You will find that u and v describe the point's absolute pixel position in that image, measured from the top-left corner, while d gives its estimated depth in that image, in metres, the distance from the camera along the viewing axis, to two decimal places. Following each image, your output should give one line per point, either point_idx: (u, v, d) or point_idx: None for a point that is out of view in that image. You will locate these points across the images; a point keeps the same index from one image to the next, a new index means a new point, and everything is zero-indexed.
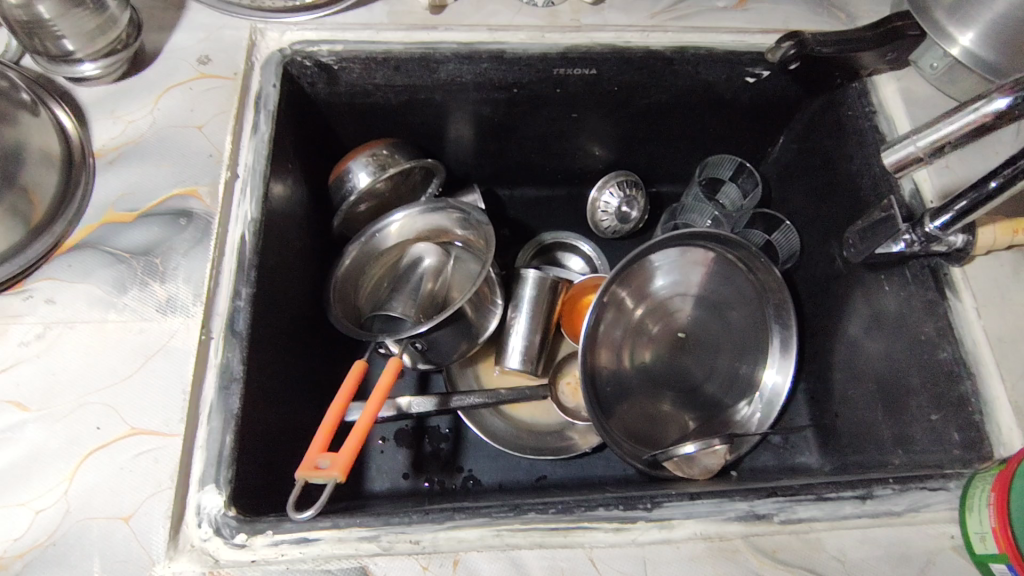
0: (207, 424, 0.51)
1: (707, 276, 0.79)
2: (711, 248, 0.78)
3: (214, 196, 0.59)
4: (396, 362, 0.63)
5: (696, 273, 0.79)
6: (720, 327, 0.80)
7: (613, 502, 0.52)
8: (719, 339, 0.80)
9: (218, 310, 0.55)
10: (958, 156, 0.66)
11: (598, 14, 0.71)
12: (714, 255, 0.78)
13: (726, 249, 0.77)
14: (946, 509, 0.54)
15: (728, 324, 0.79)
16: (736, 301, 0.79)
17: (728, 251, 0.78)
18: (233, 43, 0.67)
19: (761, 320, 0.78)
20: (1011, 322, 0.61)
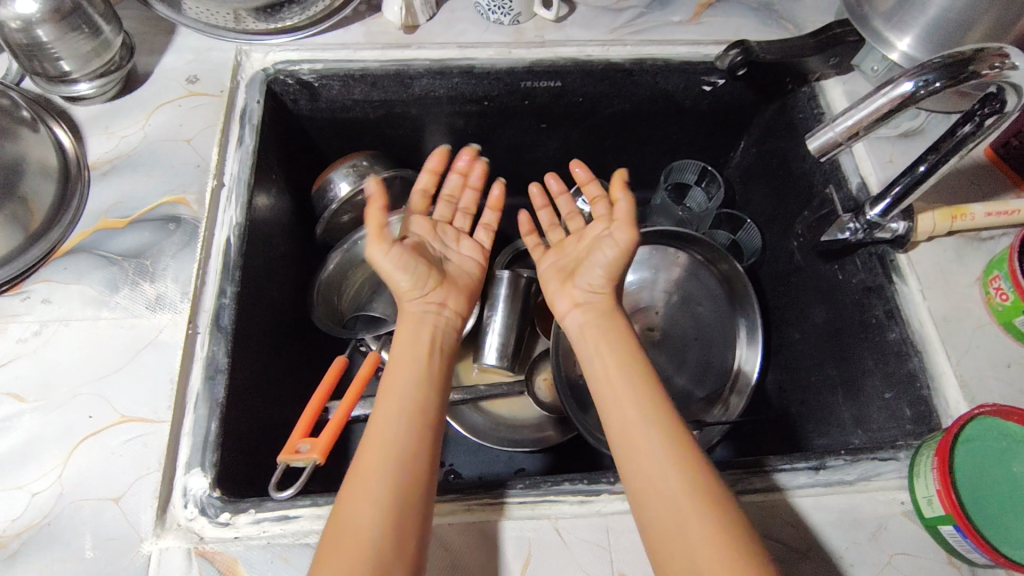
0: (193, 412, 0.55)
1: (678, 277, 0.84)
2: (681, 251, 0.84)
3: (201, 203, 0.64)
4: (375, 356, 0.67)
5: (670, 271, 0.84)
6: (692, 325, 0.83)
7: (577, 477, 0.55)
8: (690, 336, 0.83)
9: (205, 306, 0.59)
10: (901, 151, 0.71)
11: (561, 31, 0.76)
12: (683, 259, 0.84)
13: (693, 250, 0.83)
14: (895, 477, 0.57)
15: (699, 320, 0.83)
16: (703, 296, 0.83)
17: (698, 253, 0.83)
18: (219, 63, 0.72)
19: (729, 314, 0.82)
20: (953, 303, 0.64)
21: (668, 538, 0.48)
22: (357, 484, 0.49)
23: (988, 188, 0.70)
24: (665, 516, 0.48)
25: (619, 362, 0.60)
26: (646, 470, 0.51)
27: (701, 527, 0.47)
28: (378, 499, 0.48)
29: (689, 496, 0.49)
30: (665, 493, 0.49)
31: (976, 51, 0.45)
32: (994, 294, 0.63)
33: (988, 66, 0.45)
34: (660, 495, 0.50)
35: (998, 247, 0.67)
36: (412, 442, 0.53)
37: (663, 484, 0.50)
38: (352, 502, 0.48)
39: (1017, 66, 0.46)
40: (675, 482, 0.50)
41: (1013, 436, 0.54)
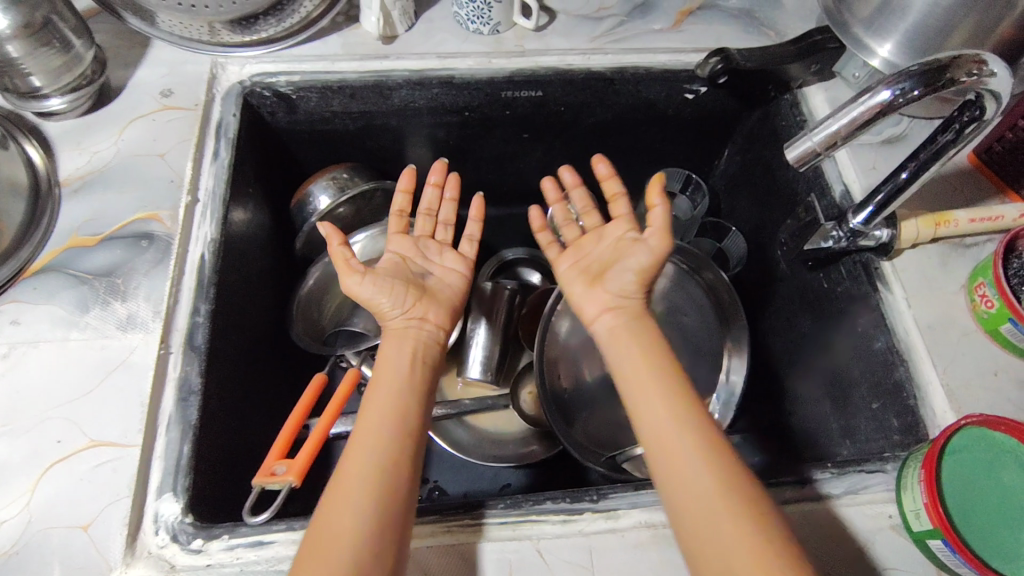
0: (165, 435, 0.53)
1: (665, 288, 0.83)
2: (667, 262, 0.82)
3: (174, 219, 0.62)
4: (353, 374, 0.65)
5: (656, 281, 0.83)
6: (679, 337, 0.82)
7: (559, 496, 0.54)
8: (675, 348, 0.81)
9: (177, 325, 0.58)
10: (883, 157, 0.70)
11: (540, 40, 0.75)
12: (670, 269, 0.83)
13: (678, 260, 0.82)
14: (883, 490, 0.57)
15: (685, 330, 0.81)
16: (689, 306, 0.82)
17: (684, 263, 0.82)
18: (195, 76, 0.71)
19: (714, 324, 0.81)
20: (939, 311, 0.64)
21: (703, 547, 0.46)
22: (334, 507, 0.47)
23: (971, 194, 0.70)
24: (705, 527, 0.46)
25: (657, 360, 0.56)
26: (680, 479, 0.49)
27: (742, 544, 0.44)
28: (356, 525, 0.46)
29: (730, 505, 0.46)
30: (699, 502, 0.47)
31: (952, 58, 0.44)
32: (979, 301, 0.62)
33: (965, 73, 0.45)
34: (693, 505, 0.47)
35: (983, 254, 0.67)
36: (391, 463, 0.50)
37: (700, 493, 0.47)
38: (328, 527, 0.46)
39: (995, 72, 0.45)
40: (707, 479, 0.48)
41: (1003, 448, 0.53)
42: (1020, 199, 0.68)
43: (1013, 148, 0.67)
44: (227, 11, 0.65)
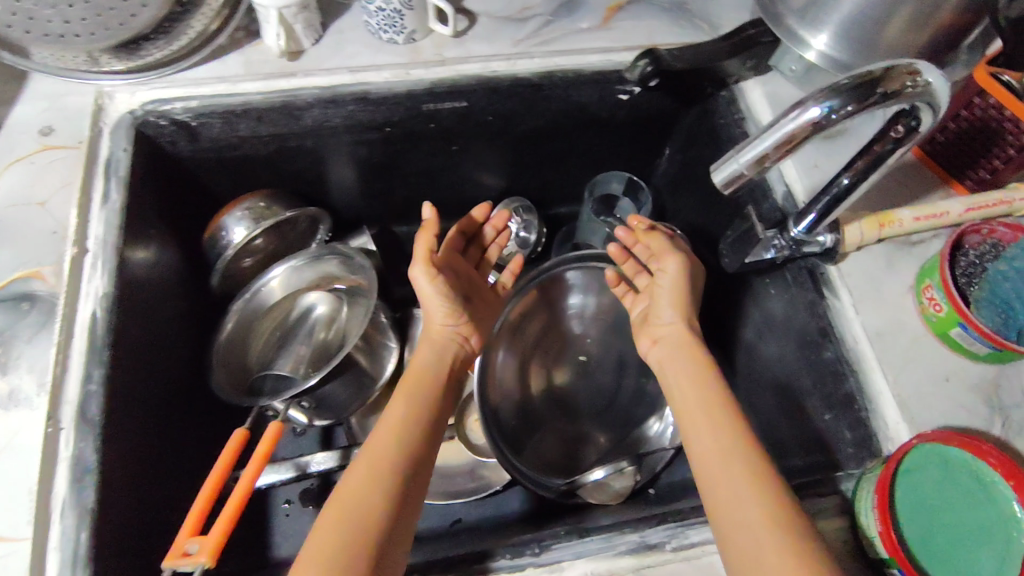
0: (60, 524, 0.48)
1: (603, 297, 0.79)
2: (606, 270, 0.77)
3: (59, 275, 0.56)
4: (276, 424, 0.60)
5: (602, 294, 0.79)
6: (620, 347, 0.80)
7: (500, 551, 0.50)
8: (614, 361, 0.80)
9: (68, 397, 0.52)
10: (826, 155, 0.67)
11: (461, 46, 0.70)
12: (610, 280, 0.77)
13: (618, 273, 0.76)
14: (836, 515, 0.55)
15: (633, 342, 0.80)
16: None
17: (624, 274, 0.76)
18: (78, 110, 0.64)
19: None
20: (887, 316, 0.61)
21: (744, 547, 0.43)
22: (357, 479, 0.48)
23: (916, 187, 0.67)
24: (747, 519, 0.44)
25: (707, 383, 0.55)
26: (724, 483, 0.47)
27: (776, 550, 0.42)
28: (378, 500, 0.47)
29: (767, 507, 0.44)
30: (735, 502, 0.46)
31: (886, 69, 0.41)
32: (927, 304, 0.60)
33: (899, 85, 0.41)
34: (731, 504, 0.46)
35: (930, 251, 0.64)
36: (415, 461, 0.52)
37: (739, 493, 0.46)
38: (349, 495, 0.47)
39: (930, 83, 0.42)
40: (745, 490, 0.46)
41: (956, 463, 0.51)
42: (966, 190, 0.65)
43: (956, 139, 0.64)
44: (101, 38, 0.59)
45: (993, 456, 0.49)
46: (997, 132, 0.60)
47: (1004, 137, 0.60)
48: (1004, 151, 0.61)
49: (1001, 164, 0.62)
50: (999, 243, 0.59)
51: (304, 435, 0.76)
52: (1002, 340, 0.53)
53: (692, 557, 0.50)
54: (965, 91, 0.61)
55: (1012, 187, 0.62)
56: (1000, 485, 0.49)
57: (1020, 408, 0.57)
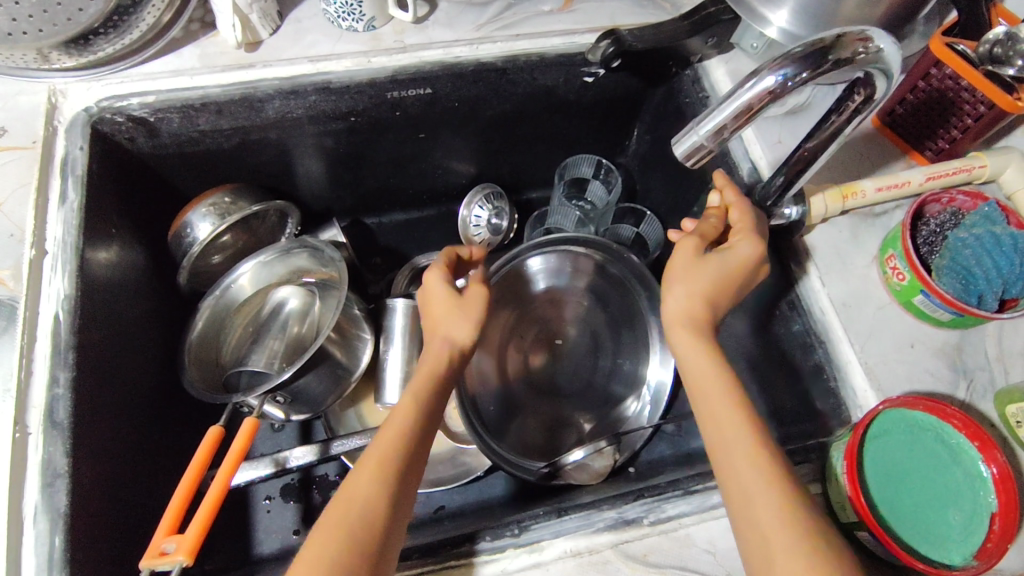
0: (33, 527, 0.48)
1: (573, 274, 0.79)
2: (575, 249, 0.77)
3: (18, 278, 0.55)
4: (252, 421, 0.59)
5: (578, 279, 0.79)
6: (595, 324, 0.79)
7: (479, 535, 0.51)
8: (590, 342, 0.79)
9: (34, 401, 0.51)
10: (789, 130, 0.68)
11: (422, 33, 0.69)
12: (580, 258, 0.78)
13: (586, 253, 0.77)
14: (808, 482, 0.56)
15: (613, 327, 0.79)
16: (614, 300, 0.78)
17: (592, 251, 0.77)
18: (30, 109, 0.62)
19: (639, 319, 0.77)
20: (853, 287, 0.62)
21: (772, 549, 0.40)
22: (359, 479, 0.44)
23: (878, 159, 0.68)
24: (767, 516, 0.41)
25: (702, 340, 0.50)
26: (742, 469, 0.43)
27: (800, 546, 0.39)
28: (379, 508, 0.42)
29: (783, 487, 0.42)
30: (749, 491, 0.42)
31: (837, 37, 0.41)
32: (891, 273, 0.61)
33: (851, 52, 0.42)
34: (751, 491, 0.42)
35: (893, 221, 0.65)
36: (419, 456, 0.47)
37: (758, 486, 0.42)
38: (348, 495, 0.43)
39: (882, 49, 0.42)
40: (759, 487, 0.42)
41: (921, 427, 0.53)
42: (926, 160, 0.67)
43: (915, 110, 0.65)
44: (49, 34, 0.57)
45: (957, 418, 0.51)
46: (954, 102, 0.61)
47: (961, 106, 0.61)
48: (961, 120, 0.62)
49: (959, 134, 0.63)
50: (958, 212, 0.61)
51: (282, 431, 0.76)
52: (962, 305, 0.54)
53: (669, 530, 0.51)
54: (921, 64, 0.61)
55: (972, 156, 0.63)
56: (965, 446, 0.51)
57: (982, 369, 0.59)
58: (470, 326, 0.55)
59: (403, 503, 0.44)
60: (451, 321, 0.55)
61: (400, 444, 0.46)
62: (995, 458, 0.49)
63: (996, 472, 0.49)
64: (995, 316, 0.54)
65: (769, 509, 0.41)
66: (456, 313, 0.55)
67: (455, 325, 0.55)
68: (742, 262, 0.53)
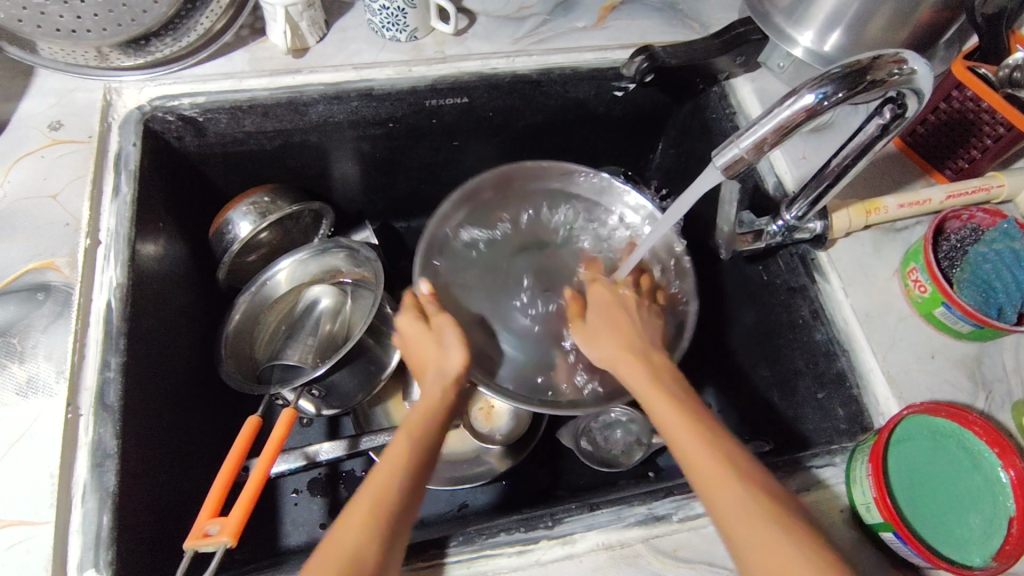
0: (81, 507, 0.49)
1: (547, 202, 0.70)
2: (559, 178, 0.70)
3: (73, 266, 0.57)
4: (289, 411, 0.61)
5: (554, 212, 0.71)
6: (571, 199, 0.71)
7: (514, 526, 0.52)
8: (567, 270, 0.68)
9: (86, 383, 0.53)
10: (814, 147, 0.70)
11: (461, 45, 0.72)
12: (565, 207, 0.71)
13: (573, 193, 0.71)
14: (832, 484, 0.57)
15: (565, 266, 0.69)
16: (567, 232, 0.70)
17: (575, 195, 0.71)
18: (86, 105, 0.65)
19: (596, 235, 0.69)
20: (875, 298, 0.64)
21: (761, 548, 0.41)
22: (354, 513, 0.45)
23: (899, 177, 0.70)
24: (752, 520, 0.42)
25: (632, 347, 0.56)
26: (695, 464, 0.46)
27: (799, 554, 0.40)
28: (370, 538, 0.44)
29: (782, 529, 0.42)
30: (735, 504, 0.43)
31: (872, 59, 0.42)
32: (913, 286, 0.63)
33: (886, 74, 0.43)
34: (720, 494, 0.44)
35: (913, 236, 0.68)
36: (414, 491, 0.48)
37: (703, 465, 0.46)
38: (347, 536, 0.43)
39: (915, 70, 0.43)
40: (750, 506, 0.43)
41: (945, 433, 0.55)
42: (945, 179, 0.69)
43: (936, 131, 0.67)
44: (112, 34, 0.60)
45: (978, 425, 0.53)
46: (974, 123, 0.64)
47: (981, 128, 0.64)
48: (981, 141, 0.64)
49: (978, 153, 0.65)
50: (978, 228, 0.63)
51: (311, 426, 0.78)
52: (983, 317, 0.56)
53: (698, 527, 0.53)
54: (943, 85, 0.64)
55: (990, 176, 0.65)
56: (986, 453, 0.53)
57: (1000, 381, 0.61)
58: (458, 351, 0.57)
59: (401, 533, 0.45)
60: (437, 353, 0.57)
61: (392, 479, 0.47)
62: (1014, 463, 0.51)
63: (1014, 477, 0.51)
64: (1015, 329, 0.56)
65: (733, 502, 0.44)
66: (442, 347, 0.57)
67: (444, 355, 0.57)
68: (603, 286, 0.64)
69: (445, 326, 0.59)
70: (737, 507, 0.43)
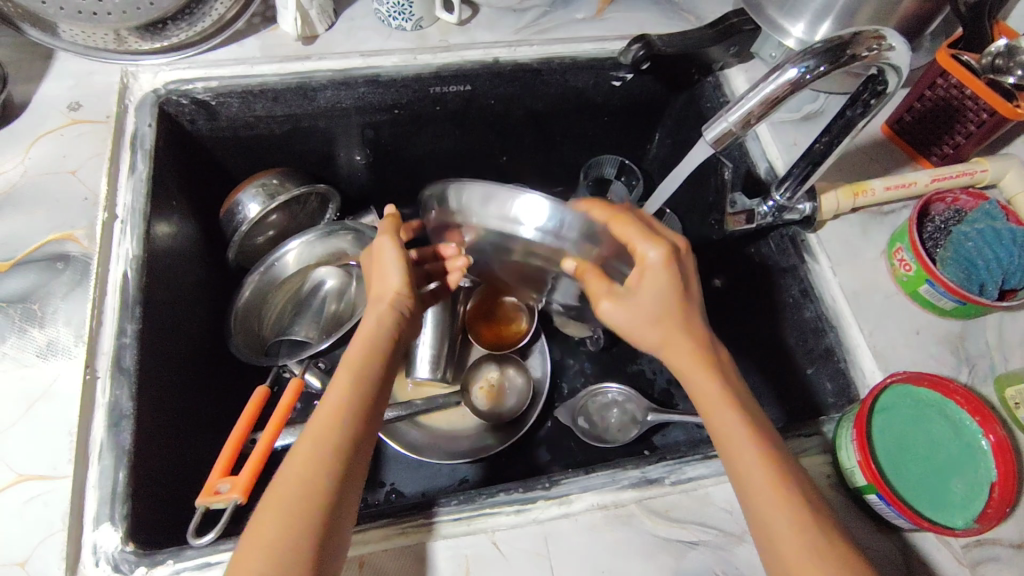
0: (98, 463, 0.51)
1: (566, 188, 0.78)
2: None
3: (91, 238, 0.60)
4: (297, 381, 0.63)
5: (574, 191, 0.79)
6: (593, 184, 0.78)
7: (513, 486, 0.54)
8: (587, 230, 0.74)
9: (104, 348, 0.55)
10: (804, 133, 0.73)
11: (464, 34, 0.75)
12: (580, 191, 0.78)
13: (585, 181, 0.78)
14: (820, 452, 0.59)
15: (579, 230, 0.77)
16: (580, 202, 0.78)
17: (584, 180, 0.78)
18: (104, 88, 0.68)
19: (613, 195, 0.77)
20: (862, 277, 0.67)
21: (762, 514, 0.46)
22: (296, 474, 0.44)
23: (886, 163, 0.73)
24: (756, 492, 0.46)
25: (691, 332, 0.52)
26: (741, 452, 0.47)
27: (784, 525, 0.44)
28: (322, 495, 0.44)
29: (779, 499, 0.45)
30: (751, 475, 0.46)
31: (853, 34, 0.45)
32: (898, 265, 0.65)
33: (866, 49, 0.45)
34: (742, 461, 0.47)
35: (900, 219, 0.70)
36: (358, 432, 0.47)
37: (745, 457, 0.47)
38: (299, 489, 0.43)
39: (894, 47, 0.46)
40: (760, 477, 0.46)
41: (927, 402, 0.57)
42: (931, 164, 0.71)
43: (921, 118, 0.70)
44: (130, 16, 0.63)
45: (960, 395, 0.55)
46: (958, 109, 0.66)
47: (965, 114, 0.66)
48: (965, 127, 0.67)
49: (962, 139, 0.68)
50: (961, 210, 0.66)
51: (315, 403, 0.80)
52: (965, 293, 0.59)
53: (689, 489, 0.55)
54: (927, 74, 0.66)
55: (974, 162, 0.68)
56: (966, 421, 0.55)
57: (982, 356, 0.63)
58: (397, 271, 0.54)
59: (353, 478, 0.46)
60: (382, 275, 0.55)
61: (334, 431, 0.46)
62: (994, 430, 0.53)
63: (994, 443, 0.53)
64: (997, 304, 0.58)
65: (763, 485, 0.46)
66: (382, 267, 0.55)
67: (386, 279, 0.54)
68: (659, 268, 0.50)
69: (387, 243, 0.55)
70: (772, 495, 0.46)
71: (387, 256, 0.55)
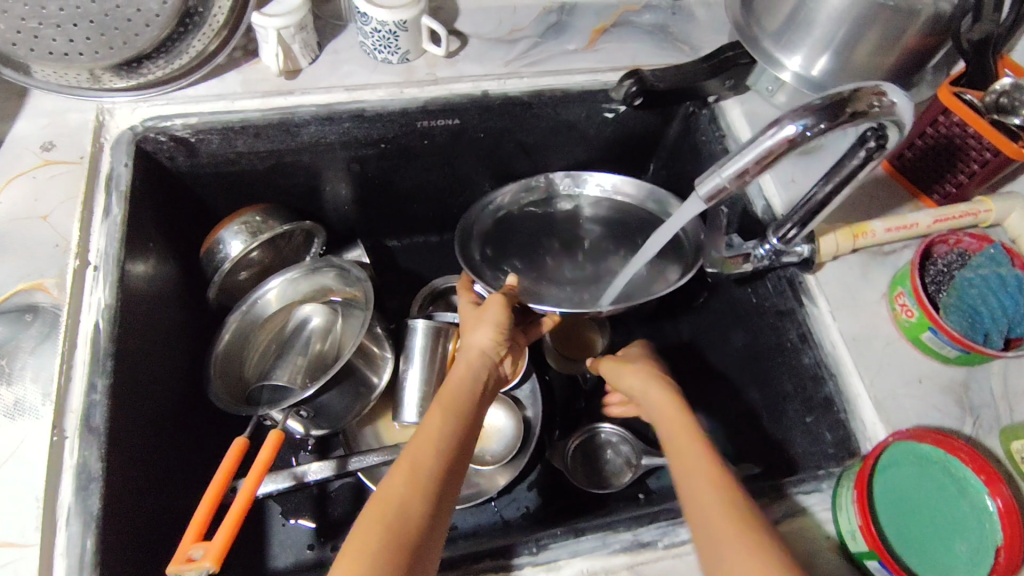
0: (65, 531, 0.49)
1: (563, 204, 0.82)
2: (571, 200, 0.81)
3: (62, 287, 0.57)
4: (276, 433, 0.60)
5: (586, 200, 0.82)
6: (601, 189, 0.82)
7: (499, 551, 0.52)
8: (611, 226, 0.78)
9: (72, 406, 0.53)
10: (802, 169, 0.70)
11: (452, 67, 0.73)
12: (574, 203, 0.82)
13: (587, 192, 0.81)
14: (820, 509, 0.57)
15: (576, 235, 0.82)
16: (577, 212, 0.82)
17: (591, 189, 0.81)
18: (78, 126, 0.65)
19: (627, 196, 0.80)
20: (862, 322, 0.65)
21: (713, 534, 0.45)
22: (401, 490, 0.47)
23: (886, 201, 0.71)
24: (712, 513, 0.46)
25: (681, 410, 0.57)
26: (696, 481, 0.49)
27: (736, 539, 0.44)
28: (417, 520, 0.46)
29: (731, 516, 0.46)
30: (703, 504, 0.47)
31: (852, 91, 0.43)
32: (899, 310, 0.63)
33: (866, 105, 0.43)
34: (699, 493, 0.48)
35: (901, 260, 0.68)
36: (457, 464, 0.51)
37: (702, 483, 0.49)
38: (402, 511, 0.46)
39: (895, 103, 0.44)
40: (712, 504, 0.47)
41: (930, 458, 0.54)
42: (933, 203, 0.69)
43: (923, 155, 0.68)
44: (104, 56, 0.62)
45: (964, 452, 0.53)
46: (961, 148, 0.64)
47: (967, 152, 0.64)
48: (967, 166, 0.65)
49: (966, 178, 0.65)
50: (965, 253, 0.63)
51: (299, 447, 0.78)
52: (968, 342, 0.56)
53: (684, 554, 0.52)
54: (930, 110, 0.65)
55: (978, 201, 0.66)
56: (971, 479, 0.52)
57: (988, 407, 0.61)
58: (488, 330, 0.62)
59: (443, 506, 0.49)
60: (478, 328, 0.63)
61: (438, 454, 0.50)
62: (1001, 492, 0.50)
63: (1001, 505, 0.50)
64: (1001, 354, 0.56)
65: (715, 509, 0.46)
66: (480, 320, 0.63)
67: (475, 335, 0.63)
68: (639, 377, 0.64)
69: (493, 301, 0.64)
70: (721, 513, 0.46)
71: (489, 317, 0.63)
